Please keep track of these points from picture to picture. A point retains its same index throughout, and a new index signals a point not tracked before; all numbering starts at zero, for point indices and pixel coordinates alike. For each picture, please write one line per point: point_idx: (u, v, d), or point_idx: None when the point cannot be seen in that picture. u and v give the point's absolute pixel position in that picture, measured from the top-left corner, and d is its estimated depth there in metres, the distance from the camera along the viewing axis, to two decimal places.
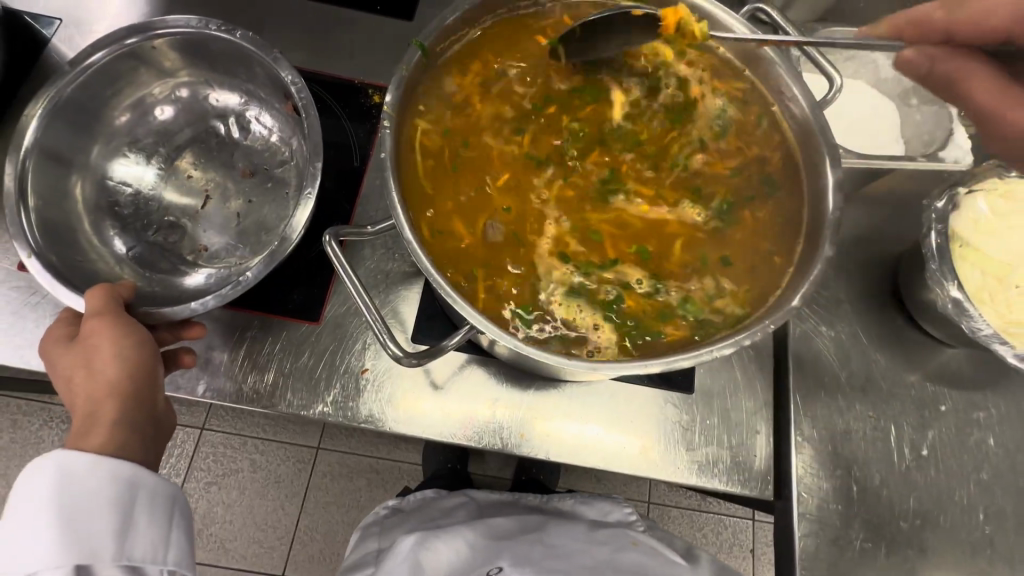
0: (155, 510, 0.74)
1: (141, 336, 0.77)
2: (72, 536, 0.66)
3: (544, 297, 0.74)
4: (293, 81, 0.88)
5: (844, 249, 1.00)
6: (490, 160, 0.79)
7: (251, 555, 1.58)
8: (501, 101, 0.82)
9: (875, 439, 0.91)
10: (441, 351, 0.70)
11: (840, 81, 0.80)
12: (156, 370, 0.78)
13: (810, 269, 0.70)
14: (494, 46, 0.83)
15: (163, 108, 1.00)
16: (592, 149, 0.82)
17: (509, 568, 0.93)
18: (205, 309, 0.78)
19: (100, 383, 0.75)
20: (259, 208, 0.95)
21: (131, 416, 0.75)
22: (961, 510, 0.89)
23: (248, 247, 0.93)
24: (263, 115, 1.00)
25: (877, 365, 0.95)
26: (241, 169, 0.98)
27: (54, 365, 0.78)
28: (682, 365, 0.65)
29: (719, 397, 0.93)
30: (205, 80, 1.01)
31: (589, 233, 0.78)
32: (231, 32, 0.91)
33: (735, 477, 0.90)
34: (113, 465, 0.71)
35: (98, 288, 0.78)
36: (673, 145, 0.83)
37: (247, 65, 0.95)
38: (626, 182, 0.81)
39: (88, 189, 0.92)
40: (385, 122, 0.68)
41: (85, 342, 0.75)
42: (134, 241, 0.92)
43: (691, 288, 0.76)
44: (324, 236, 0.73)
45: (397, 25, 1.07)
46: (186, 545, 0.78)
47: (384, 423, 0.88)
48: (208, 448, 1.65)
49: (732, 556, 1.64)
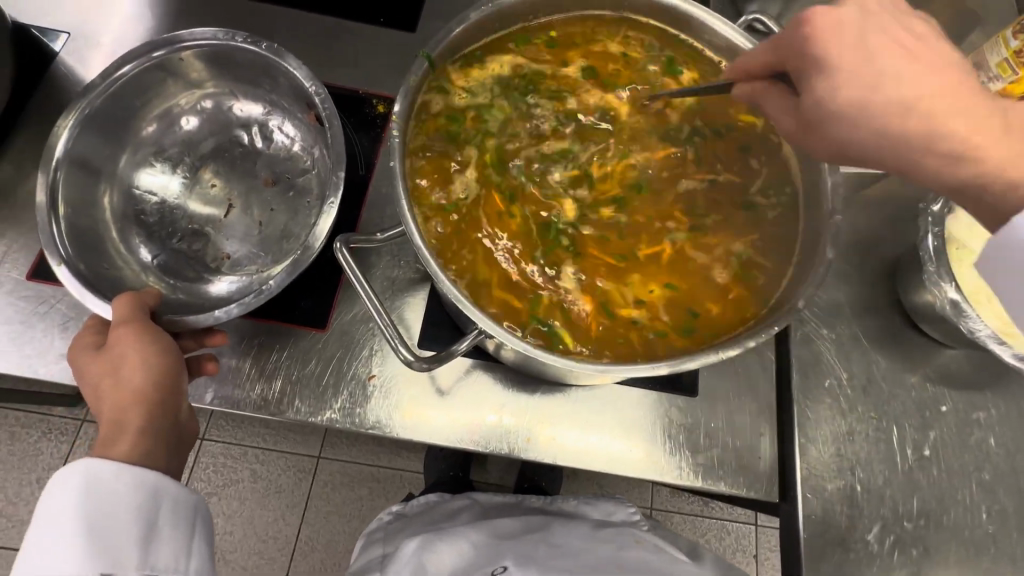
0: (177, 519, 0.74)
1: (167, 344, 0.77)
2: (98, 545, 0.65)
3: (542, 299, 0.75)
4: (316, 91, 0.89)
5: (843, 252, 1.02)
6: (506, 147, 0.81)
7: (252, 566, 1.57)
8: (550, 100, 0.84)
9: (878, 440, 0.92)
10: (451, 355, 0.70)
11: None
12: (181, 378, 0.79)
13: (811, 273, 0.71)
14: (494, 55, 0.84)
15: (189, 118, 1.02)
16: (604, 177, 0.82)
17: (514, 568, 0.90)
18: (228, 317, 0.79)
19: (124, 390, 0.75)
20: (282, 217, 0.96)
21: (156, 424, 0.76)
22: (964, 510, 0.90)
23: (269, 256, 0.94)
24: (286, 124, 1.01)
25: (878, 366, 0.96)
26: (264, 177, 0.99)
27: (79, 371, 0.78)
28: (690, 367, 0.66)
29: (724, 400, 0.94)
30: (230, 91, 1.02)
31: (551, 236, 0.78)
32: (259, 44, 0.92)
33: (741, 479, 0.91)
34: (137, 473, 0.71)
35: (123, 296, 0.78)
36: (681, 198, 0.82)
37: (271, 76, 0.96)
38: (622, 212, 0.81)
39: (116, 199, 0.94)
40: (393, 132, 0.69)
41: (112, 350, 0.76)
42: (159, 249, 0.93)
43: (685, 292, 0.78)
44: (335, 243, 0.74)
45: (401, 35, 1.09)
46: (205, 555, 0.78)
47: (393, 430, 0.89)
48: (208, 458, 1.65)
49: (736, 562, 1.64)
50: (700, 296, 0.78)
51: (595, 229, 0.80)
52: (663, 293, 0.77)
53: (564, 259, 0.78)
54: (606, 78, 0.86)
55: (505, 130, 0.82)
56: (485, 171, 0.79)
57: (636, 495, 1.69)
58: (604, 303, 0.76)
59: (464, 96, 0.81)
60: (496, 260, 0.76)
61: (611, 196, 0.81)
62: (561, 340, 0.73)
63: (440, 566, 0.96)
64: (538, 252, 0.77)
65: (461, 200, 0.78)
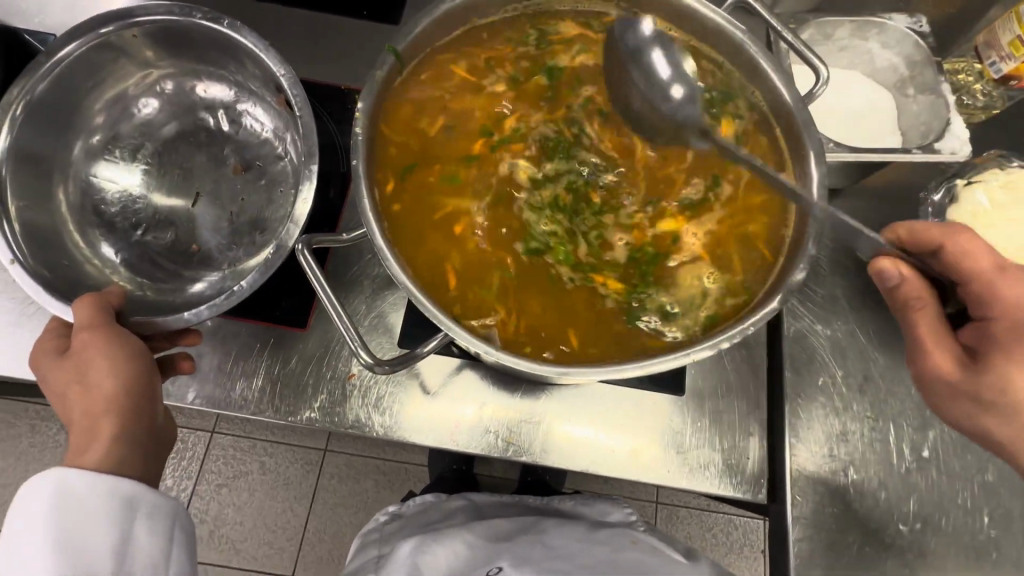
0: (155, 525, 0.76)
1: (137, 347, 0.78)
2: (71, 551, 0.67)
3: (516, 300, 0.74)
4: (283, 73, 0.87)
5: (843, 244, 0.98)
6: (483, 143, 0.79)
7: (261, 556, 1.60)
8: (566, 91, 0.82)
9: (873, 440, 0.89)
10: (417, 356, 0.68)
11: (827, 74, 0.77)
12: (153, 382, 0.80)
13: (794, 268, 0.68)
14: (469, 49, 0.82)
15: (146, 100, 1.01)
16: (583, 203, 0.78)
17: (510, 568, 0.90)
18: (199, 319, 0.78)
19: (95, 397, 0.76)
20: (253, 205, 0.96)
21: (132, 430, 0.76)
22: (964, 513, 0.86)
23: (241, 248, 0.94)
24: (256, 108, 1.00)
25: (876, 364, 0.93)
26: (233, 164, 0.99)
27: (47, 376, 0.79)
28: (660, 370, 0.64)
29: (712, 397, 0.91)
30: (189, 72, 1.02)
31: (499, 194, 0.77)
32: (219, 22, 0.90)
33: (728, 480, 0.88)
34: (113, 481, 0.72)
35: (84, 299, 0.77)
36: (655, 239, 0.77)
37: (233, 56, 0.95)
38: (568, 168, 0.79)
39: (72, 192, 0.94)
40: (357, 129, 0.68)
41: (79, 355, 0.76)
42: (122, 246, 0.93)
43: (667, 289, 0.74)
44: (297, 243, 0.71)
45: (383, 29, 1.07)
46: (184, 559, 0.80)
47: (371, 429, 0.89)
48: (219, 450, 1.68)
49: (744, 557, 1.62)
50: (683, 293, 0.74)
51: (536, 170, 0.78)
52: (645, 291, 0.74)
53: (517, 247, 0.76)
54: (585, 68, 0.83)
55: (598, 78, 0.83)
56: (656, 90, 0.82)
57: (639, 508, 1.65)
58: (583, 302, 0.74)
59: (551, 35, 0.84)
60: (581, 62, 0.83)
61: (576, 200, 0.78)
62: (535, 342, 0.72)
63: (436, 566, 0.93)
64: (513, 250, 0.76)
65: (591, 43, 0.84)
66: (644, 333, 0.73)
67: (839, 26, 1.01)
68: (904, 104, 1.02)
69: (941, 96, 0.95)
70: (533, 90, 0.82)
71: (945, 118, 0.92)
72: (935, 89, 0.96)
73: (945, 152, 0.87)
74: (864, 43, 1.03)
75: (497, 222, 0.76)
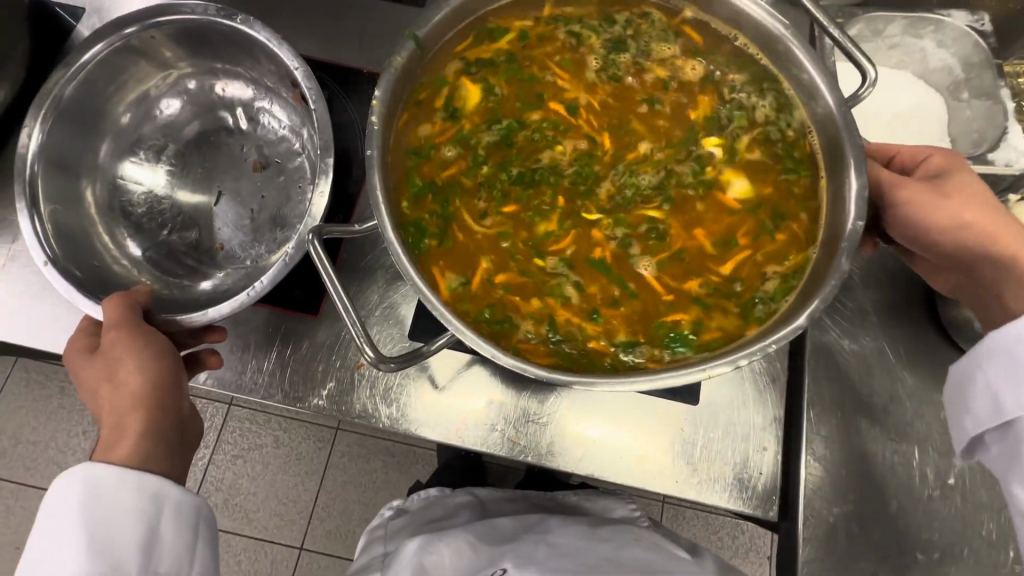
0: (181, 521, 0.75)
1: (164, 345, 0.79)
2: (100, 545, 0.67)
3: (450, 258, 0.73)
4: (298, 68, 0.85)
5: (877, 255, 0.93)
6: (545, 137, 0.78)
7: (273, 526, 1.65)
8: (670, 96, 0.80)
9: (896, 464, 0.86)
10: (423, 355, 0.67)
11: (874, 75, 0.68)
12: (179, 378, 0.80)
13: (825, 282, 0.63)
14: (600, 36, 0.81)
15: (168, 102, 1.02)
16: (580, 173, 0.77)
17: (514, 569, 0.87)
18: (220, 315, 0.78)
19: (125, 394, 0.76)
20: (273, 202, 0.96)
21: (158, 426, 0.77)
22: (986, 545, 0.83)
23: (262, 243, 0.94)
24: (273, 107, 1.00)
25: (904, 384, 0.88)
26: (253, 162, 0.99)
27: (78, 376, 0.80)
28: (632, 387, 0.61)
29: (726, 409, 0.88)
30: (209, 71, 1.01)
31: (532, 178, 0.77)
32: (232, 17, 0.89)
33: (738, 494, 0.86)
34: (138, 476, 0.72)
35: (114, 298, 0.79)
36: (626, 270, 0.75)
37: (251, 54, 0.94)
38: (709, 122, 0.79)
39: (99, 191, 0.95)
40: (372, 119, 0.66)
41: (108, 355, 0.77)
42: (149, 244, 0.94)
43: (585, 314, 0.73)
44: (308, 233, 0.69)
45: (410, 11, 1.05)
46: (210, 558, 0.79)
47: (378, 420, 0.89)
48: (236, 423, 1.71)
49: (749, 562, 1.60)
50: (597, 323, 0.72)
51: (588, 166, 0.77)
52: (578, 301, 0.73)
53: (487, 212, 0.76)
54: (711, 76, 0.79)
55: (713, 90, 0.79)
56: (542, 280, 0.74)
57: (644, 506, 1.64)
58: (522, 285, 0.73)
59: (683, 46, 0.80)
60: (566, 295, 0.73)
61: (591, 197, 0.77)
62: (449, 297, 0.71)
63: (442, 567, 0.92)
64: (486, 218, 0.75)
65: (664, 37, 0.80)
66: (535, 330, 0.71)
67: (890, 22, 0.95)
68: (956, 108, 0.96)
69: (998, 104, 0.90)
70: (636, 90, 0.80)
71: (1003, 126, 0.88)
72: (992, 94, 0.91)
73: (998, 163, 0.85)
74: (917, 41, 0.97)
75: (497, 189, 0.76)
